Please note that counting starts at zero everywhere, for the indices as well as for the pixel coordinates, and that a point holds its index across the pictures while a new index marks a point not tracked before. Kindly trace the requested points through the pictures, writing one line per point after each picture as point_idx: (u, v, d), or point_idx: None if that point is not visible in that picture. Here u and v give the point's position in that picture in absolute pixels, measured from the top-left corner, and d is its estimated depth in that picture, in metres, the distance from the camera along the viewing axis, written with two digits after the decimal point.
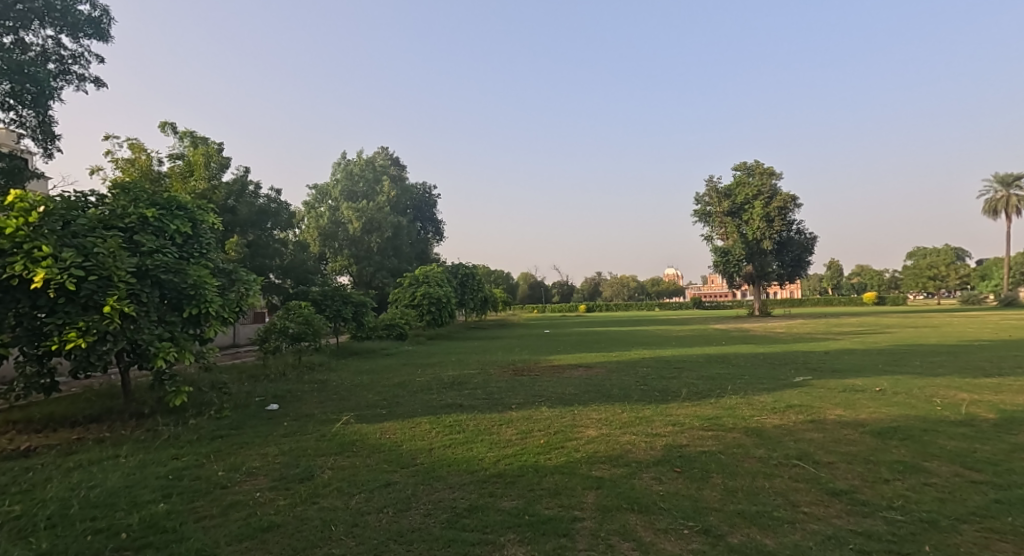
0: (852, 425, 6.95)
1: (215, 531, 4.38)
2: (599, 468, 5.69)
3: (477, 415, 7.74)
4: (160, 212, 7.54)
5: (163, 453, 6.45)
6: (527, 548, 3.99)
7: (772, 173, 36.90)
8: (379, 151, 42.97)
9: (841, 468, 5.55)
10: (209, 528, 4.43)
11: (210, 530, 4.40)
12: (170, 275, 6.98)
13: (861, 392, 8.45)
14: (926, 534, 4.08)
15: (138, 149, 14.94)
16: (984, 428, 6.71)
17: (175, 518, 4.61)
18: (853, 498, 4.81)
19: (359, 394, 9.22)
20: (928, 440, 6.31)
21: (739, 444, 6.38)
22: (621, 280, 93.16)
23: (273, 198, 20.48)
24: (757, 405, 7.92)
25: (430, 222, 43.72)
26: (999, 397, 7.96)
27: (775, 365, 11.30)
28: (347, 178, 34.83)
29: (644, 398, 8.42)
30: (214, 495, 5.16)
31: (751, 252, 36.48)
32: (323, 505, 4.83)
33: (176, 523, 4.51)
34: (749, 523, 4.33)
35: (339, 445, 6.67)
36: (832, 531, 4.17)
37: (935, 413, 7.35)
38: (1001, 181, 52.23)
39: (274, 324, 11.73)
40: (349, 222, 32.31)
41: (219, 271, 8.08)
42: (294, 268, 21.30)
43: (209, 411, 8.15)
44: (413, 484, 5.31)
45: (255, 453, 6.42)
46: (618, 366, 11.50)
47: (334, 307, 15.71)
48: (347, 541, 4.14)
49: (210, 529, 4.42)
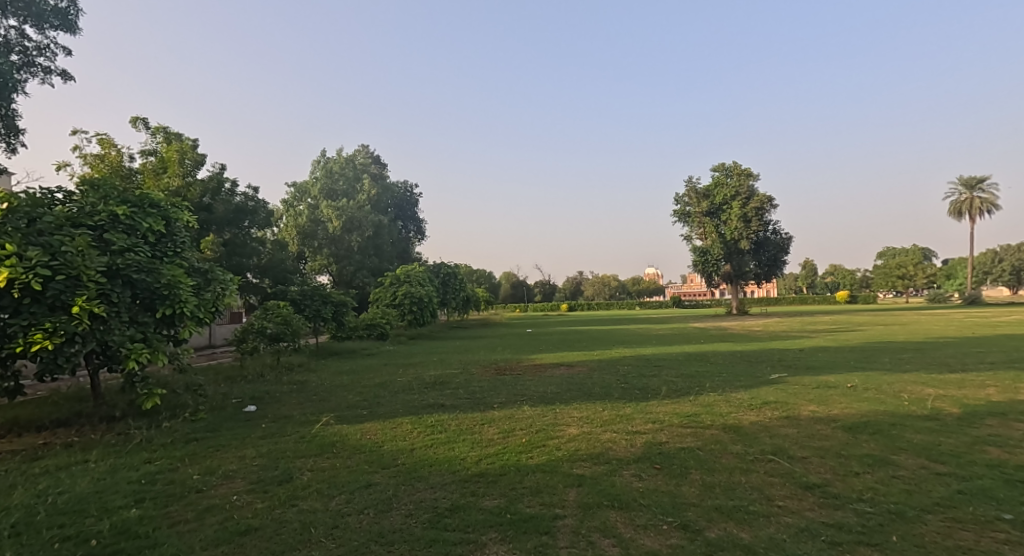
0: (825, 420, 7.14)
1: (190, 535, 4.30)
2: (580, 465, 5.74)
3: (459, 415, 7.74)
4: (132, 210, 7.34)
5: (135, 457, 6.29)
6: (510, 546, 4.02)
7: (749, 174, 37.64)
8: (360, 149, 42.38)
9: (814, 462, 5.72)
10: (184, 533, 4.34)
11: (185, 535, 4.32)
12: (142, 275, 6.79)
13: (833, 388, 8.70)
14: (894, 525, 4.23)
15: (108, 145, 14.53)
16: (949, 421, 6.98)
17: (149, 523, 4.52)
18: (825, 491, 4.95)
19: (339, 394, 9.13)
20: (896, 435, 6.53)
21: (717, 440, 6.51)
22: (601, 280, 93.92)
23: (251, 196, 19.99)
24: (735, 402, 8.09)
25: (412, 221, 43.34)
26: (962, 392, 8.27)
27: (752, 362, 11.52)
28: (327, 176, 34.39)
29: (625, 396, 8.52)
30: (189, 499, 5.06)
31: (729, 251, 37.08)
32: (303, 507, 4.78)
33: (149, 529, 4.41)
34: (726, 517, 4.43)
35: (319, 446, 6.61)
36: (805, 524, 4.30)
37: (903, 408, 7.60)
38: (966, 184, 54.03)
39: (252, 324, 11.47)
40: (328, 221, 31.84)
41: (195, 271, 7.87)
42: (273, 267, 20.89)
43: (183, 413, 7.98)
44: (394, 484, 5.28)
45: (232, 456, 6.32)
46: (600, 365, 11.62)
47: (314, 307, 15.45)
48: (327, 543, 4.11)
49: (185, 534, 4.34)
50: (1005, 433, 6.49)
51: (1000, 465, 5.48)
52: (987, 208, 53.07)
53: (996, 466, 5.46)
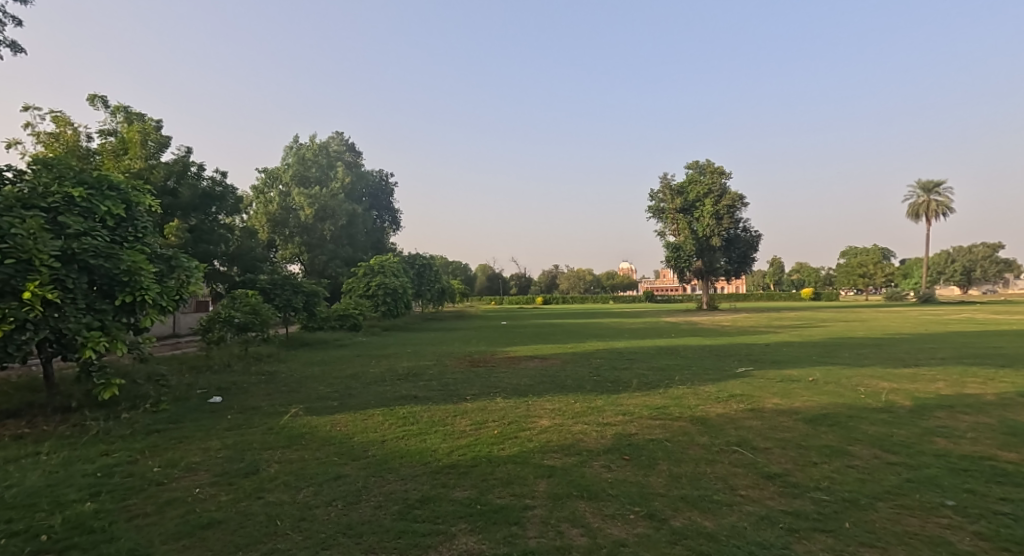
0: (788, 413, 7.39)
1: (149, 529, 4.17)
2: (551, 457, 5.81)
3: (432, 406, 7.72)
4: (89, 192, 7.00)
5: (91, 449, 6.06)
6: (479, 536, 4.05)
7: (722, 172, 38.42)
8: (333, 135, 41.35)
9: (776, 453, 5.92)
10: (143, 527, 4.21)
11: (144, 528, 4.19)
12: (100, 260, 6.51)
13: (796, 382, 9.01)
14: (847, 512, 4.43)
15: (63, 123, 13.82)
16: (901, 413, 7.34)
17: (105, 517, 4.36)
18: (785, 480, 5.14)
19: (309, 386, 8.97)
20: (852, 426, 6.82)
21: (685, 432, 6.68)
22: (574, 274, 94.86)
23: (219, 180, 19.32)
24: (703, 395, 8.30)
25: (386, 210, 42.66)
26: (914, 386, 8.70)
27: (720, 356, 11.83)
28: (299, 162, 33.30)
29: (597, 388, 8.66)
30: (148, 492, 4.91)
31: (701, 248, 37.80)
32: (269, 500, 4.69)
33: (105, 523, 4.26)
34: (691, 507, 4.55)
35: (287, 438, 6.48)
36: (765, 512, 4.45)
37: (859, 400, 7.95)
38: (923, 187, 56.50)
39: (218, 313, 11.13)
40: (300, 208, 31.04)
41: (157, 257, 7.60)
42: (241, 256, 20.16)
43: (144, 404, 7.71)
44: (364, 476, 5.24)
45: (196, 448, 6.14)
46: (574, 357, 11.76)
47: (284, 297, 15.12)
48: (294, 535, 4.05)
49: (144, 527, 4.21)
50: (951, 424, 6.87)
51: (946, 455, 5.80)
52: (942, 211, 55.48)
53: (942, 456, 5.77)
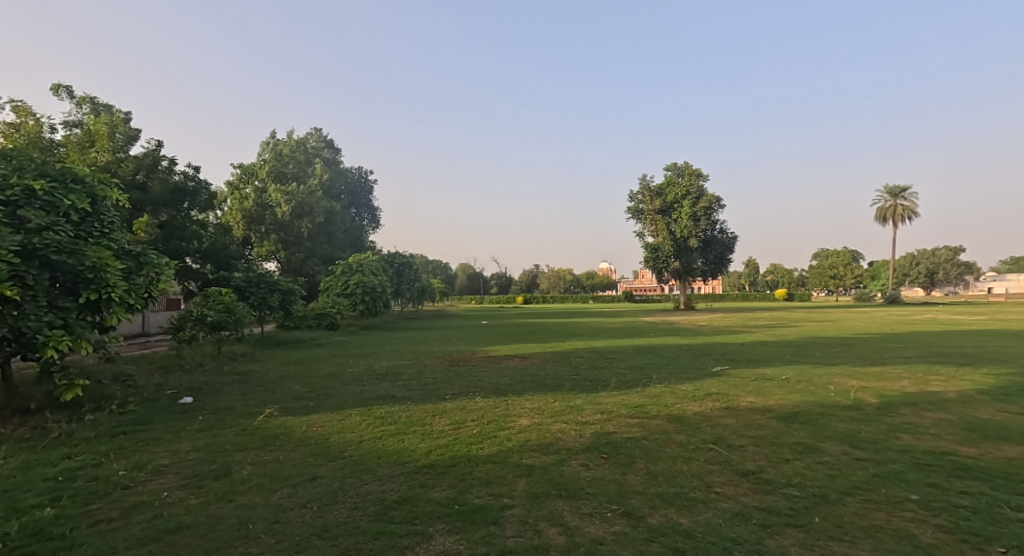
0: (762, 411, 7.55)
1: (113, 535, 4.03)
2: (530, 456, 5.82)
3: (411, 406, 7.64)
4: (51, 185, 6.72)
5: (52, 452, 5.83)
6: (456, 537, 4.02)
7: (700, 174, 39.07)
8: (312, 131, 40.50)
9: (750, 450, 6.04)
10: (107, 533, 4.07)
11: (108, 534, 4.05)
12: (63, 256, 6.26)
13: (770, 380, 9.23)
14: (817, 507, 4.55)
15: (24, 113, 13.27)
16: (869, 411, 7.57)
17: (65, 523, 4.20)
18: (758, 477, 5.25)
19: (285, 386, 8.80)
20: (823, 423, 7.01)
21: (662, 430, 6.76)
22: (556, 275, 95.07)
23: (191, 175, 18.83)
24: (680, 393, 8.43)
25: (365, 209, 42.12)
26: (881, 384, 8.99)
27: (697, 355, 12.02)
28: (276, 158, 32.38)
29: (577, 387, 8.71)
30: (114, 496, 4.75)
31: (679, 249, 38.30)
32: (241, 503, 4.58)
33: (66, 529, 4.11)
34: (667, 504, 4.61)
35: (262, 439, 6.35)
36: (739, 509, 4.54)
37: (829, 398, 8.17)
38: (890, 192, 58.42)
39: (190, 312, 10.82)
40: (277, 205, 30.15)
41: (125, 254, 7.34)
42: (214, 253, 19.23)
43: (110, 406, 7.45)
44: (340, 477, 5.16)
45: (164, 450, 5.96)
46: (554, 356, 11.81)
47: (259, 295, 14.79)
48: (267, 538, 3.97)
49: (107, 533, 4.06)
50: (915, 421, 7.12)
51: (910, 450, 6.00)
52: (907, 216, 57.42)
53: (907, 451, 5.97)
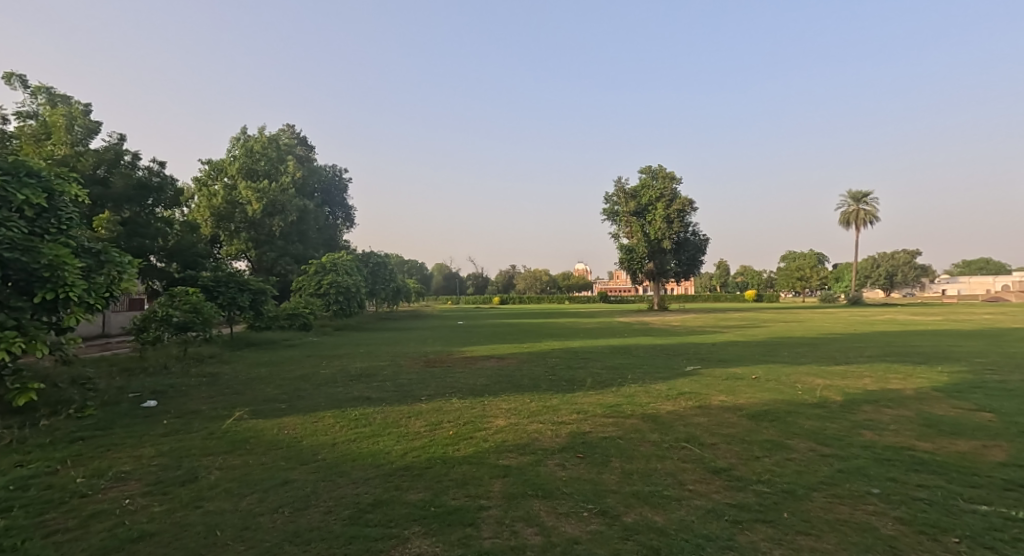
0: (732, 409, 7.71)
1: (71, 545, 3.86)
2: (507, 456, 5.81)
3: (386, 408, 7.53)
4: (4, 178, 6.39)
5: (3, 460, 5.53)
6: (432, 539, 3.98)
7: (673, 178, 39.77)
8: (284, 129, 39.64)
9: (722, 448, 6.16)
10: (63, 543, 3.88)
11: (65, 545, 3.87)
12: (16, 254, 5.96)
13: (740, 379, 9.44)
14: (786, 503, 4.67)
15: None
16: (833, 408, 7.81)
17: (18, 535, 3.99)
18: (729, 474, 5.36)
19: (255, 388, 8.57)
20: (790, 421, 7.20)
21: (637, 429, 6.84)
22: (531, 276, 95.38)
23: (156, 171, 18.22)
24: (654, 393, 8.55)
25: (339, 207, 41.45)
26: (845, 382, 9.30)
27: (670, 355, 12.21)
28: (247, 156, 31.10)
29: (553, 387, 8.74)
30: (71, 504, 4.54)
31: (653, 251, 38.85)
32: (209, 509, 4.44)
33: (18, 540, 3.90)
34: (642, 502, 4.66)
35: (230, 443, 6.16)
36: (712, 505, 4.63)
37: (796, 396, 8.41)
38: (852, 197, 60.50)
39: (154, 312, 10.46)
40: (247, 203, 29.36)
41: (84, 252, 7.04)
42: (181, 251, 18.62)
43: (67, 410, 7.12)
44: (313, 481, 5.05)
45: (126, 456, 5.74)
46: (531, 357, 11.83)
47: (228, 295, 14.40)
48: (236, 545, 3.85)
49: (64, 544, 3.88)
50: (876, 417, 7.38)
51: (872, 446, 6.22)
52: (869, 220, 59.54)
53: (869, 447, 6.18)
